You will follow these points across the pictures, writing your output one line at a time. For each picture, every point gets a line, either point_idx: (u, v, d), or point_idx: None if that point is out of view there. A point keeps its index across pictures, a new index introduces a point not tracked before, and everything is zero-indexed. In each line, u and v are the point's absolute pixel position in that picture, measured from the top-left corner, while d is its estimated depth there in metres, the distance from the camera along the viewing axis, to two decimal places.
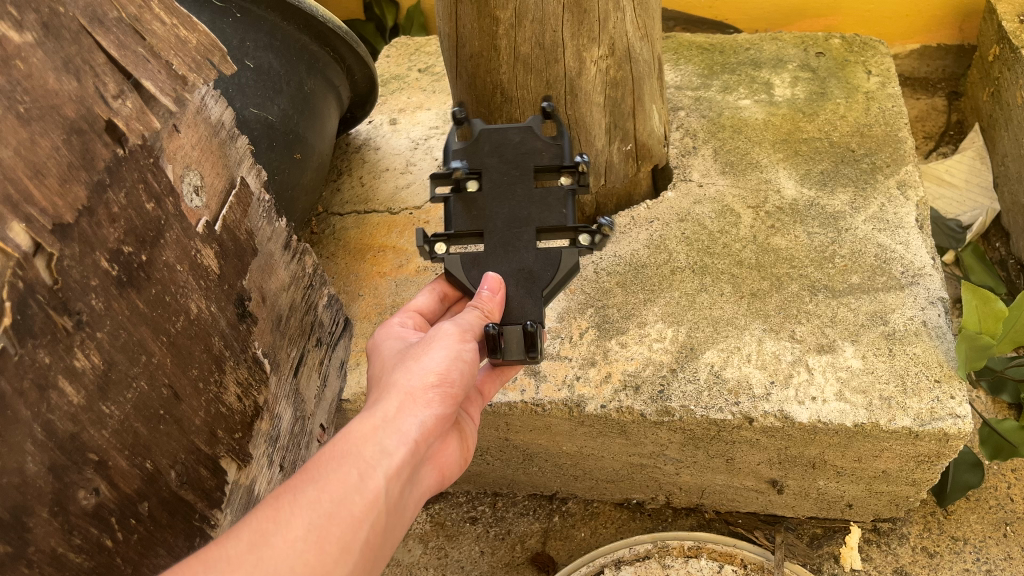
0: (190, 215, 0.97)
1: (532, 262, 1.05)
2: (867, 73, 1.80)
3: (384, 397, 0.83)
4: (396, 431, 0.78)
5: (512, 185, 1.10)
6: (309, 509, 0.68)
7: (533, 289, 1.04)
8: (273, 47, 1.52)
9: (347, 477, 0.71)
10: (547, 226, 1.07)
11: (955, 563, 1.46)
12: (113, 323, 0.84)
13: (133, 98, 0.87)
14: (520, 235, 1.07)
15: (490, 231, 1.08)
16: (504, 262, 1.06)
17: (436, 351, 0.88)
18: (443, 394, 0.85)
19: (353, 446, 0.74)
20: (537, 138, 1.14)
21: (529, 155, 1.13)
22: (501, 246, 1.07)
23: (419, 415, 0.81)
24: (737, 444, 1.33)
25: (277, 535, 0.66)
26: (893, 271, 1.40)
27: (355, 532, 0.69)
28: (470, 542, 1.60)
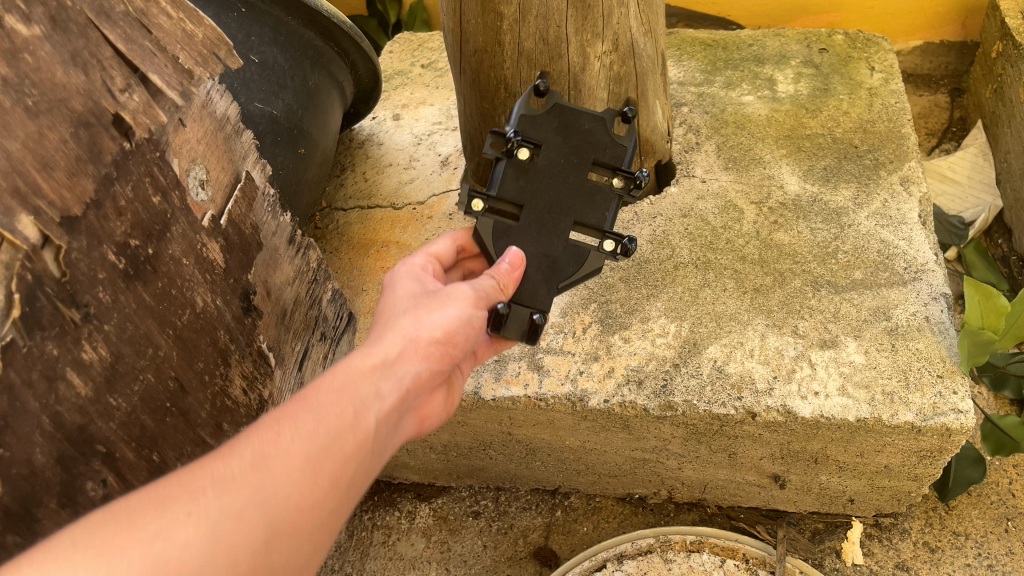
0: (195, 209, 0.98)
1: (558, 253, 1.03)
2: (870, 69, 1.80)
3: (386, 335, 0.79)
4: (394, 377, 0.74)
5: (563, 173, 1.04)
6: (306, 438, 0.65)
7: (551, 279, 1.03)
8: (278, 42, 1.52)
9: (345, 412, 0.68)
10: (585, 222, 1.04)
11: (956, 558, 1.47)
12: (121, 316, 0.85)
13: (140, 92, 0.87)
14: (557, 225, 1.03)
15: (529, 209, 1.03)
16: (532, 241, 1.03)
17: (449, 308, 0.84)
18: (446, 347, 0.81)
19: (352, 383, 0.71)
20: (607, 132, 1.05)
21: (591, 146, 1.05)
22: (535, 227, 1.03)
23: (419, 363, 0.78)
24: (739, 438, 1.34)
25: (274, 462, 0.62)
26: (896, 266, 1.41)
27: (346, 469, 0.66)
28: (474, 535, 1.61)
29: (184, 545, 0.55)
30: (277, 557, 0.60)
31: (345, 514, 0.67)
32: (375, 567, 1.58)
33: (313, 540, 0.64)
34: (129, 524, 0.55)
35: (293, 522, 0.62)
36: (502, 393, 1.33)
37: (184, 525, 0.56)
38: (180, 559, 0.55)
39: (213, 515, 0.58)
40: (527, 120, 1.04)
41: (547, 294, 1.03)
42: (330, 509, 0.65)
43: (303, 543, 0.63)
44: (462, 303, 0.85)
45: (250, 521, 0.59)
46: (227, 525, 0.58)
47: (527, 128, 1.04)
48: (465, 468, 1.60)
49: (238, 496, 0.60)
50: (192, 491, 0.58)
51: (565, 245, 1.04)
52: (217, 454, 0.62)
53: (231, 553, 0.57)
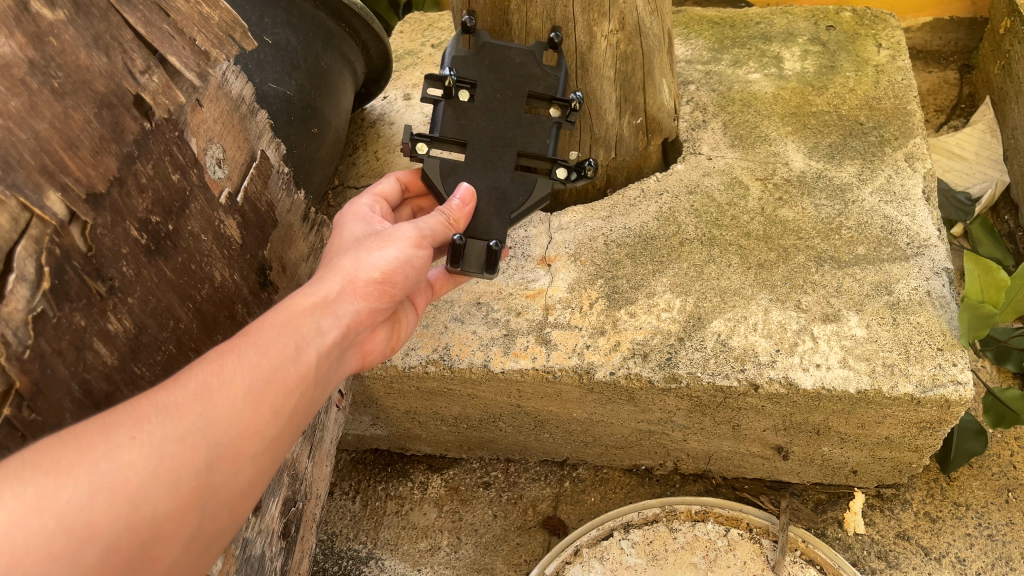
0: (212, 186, 1.01)
1: (506, 183, 1.11)
2: (878, 46, 1.81)
3: (328, 275, 0.89)
4: (332, 314, 0.85)
5: (500, 107, 1.12)
6: (248, 371, 0.74)
7: (502, 211, 1.11)
8: (290, 23, 1.55)
9: (285, 347, 0.78)
10: (528, 150, 1.12)
11: (956, 528, 1.50)
12: (144, 289, 0.88)
13: (159, 73, 0.90)
14: (499, 153, 1.12)
15: (473, 144, 1.11)
16: (481, 174, 1.11)
17: (389, 249, 0.93)
18: (382, 287, 0.91)
19: (293, 320, 0.81)
20: (538, 65, 1.14)
21: (526, 80, 1.13)
22: (480, 160, 1.11)
23: (354, 302, 0.88)
24: (743, 410, 1.37)
25: (219, 390, 0.72)
26: (899, 242, 1.43)
27: (287, 398, 0.77)
28: (484, 506, 1.65)
29: (134, 464, 0.64)
30: (220, 472, 0.71)
31: (285, 437, 0.78)
32: (388, 536, 1.63)
33: (256, 461, 0.74)
34: (81, 447, 0.63)
35: (237, 444, 0.72)
36: (510, 365, 1.37)
37: (132, 447, 0.65)
38: (125, 477, 0.64)
39: (160, 438, 0.67)
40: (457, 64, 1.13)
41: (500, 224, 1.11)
42: (270, 435, 0.75)
43: (245, 464, 0.73)
44: (403, 242, 0.94)
45: (194, 445, 0.69)
46: (172, 446, 0.67)
47: (460, 69, 1.12)
48: (475, 439, 1.64)
49: (184, 423, 0.69)
50: (139, 417, 0.67)
51: (511, 173, 1.12)
52: (166, 385, 0.70)
53: (176, 471, 0.67)
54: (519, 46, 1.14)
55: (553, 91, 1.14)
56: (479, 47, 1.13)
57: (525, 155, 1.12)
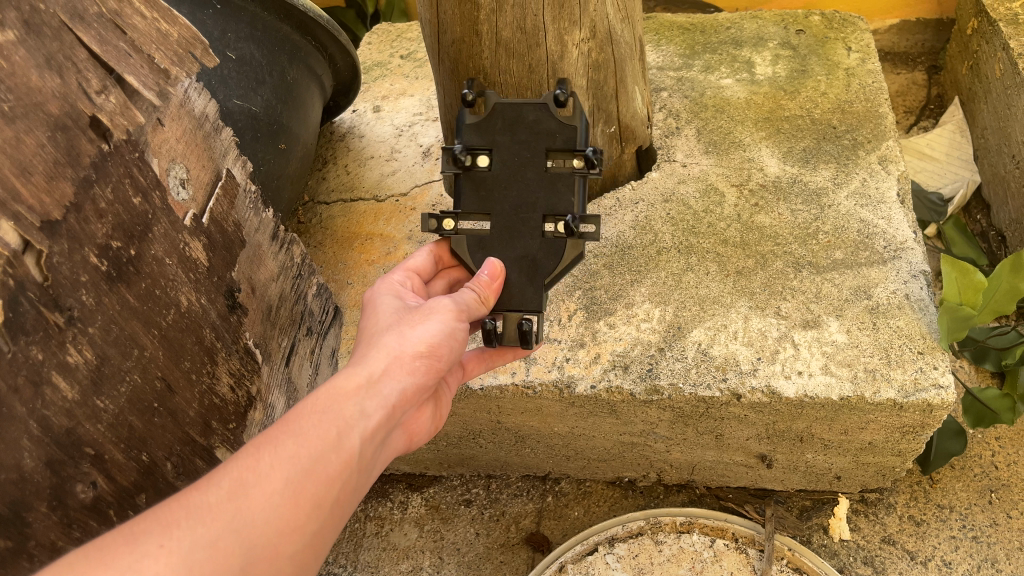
0: (176, 208, 0.98)
1: (535, 250, 1.06)
2: (847, 49, 1.81)
3: (370, 352, 0.85)
4: (376, 394, 0.80)
5: (518, 169, 1.08)
6: (286, 463, 0.70)
7: (534, 277, 1.06)
8: (254, 37, 1.51)
9: (326, 434, 0.73)
10: (554, 210, 1.06)
11: (941, 530, 1.49)
12: (105, 318, 0.85)
13: (116, 93, 0.87)
14: (529, 218, 1.07)
15: (497, 214, 1.07)
16: (503, 248, 1.07)
17: (430, 323, 0.89)
18: (429, 363, 0.87)
19: (335, 402, 0.76)
20: (551, 117, 1.08)
21: (541, 137, 1.08)
22: (505, 231, 1.07)
23: (400, 380, 0.83)
24: (726, 420, 1.35)
25: (255, 486, 0.68)
26: (876, 245, 1.42)
27: (329, 488, 0.72)
28: (466, 524, 1.62)
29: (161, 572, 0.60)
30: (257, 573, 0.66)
31: (328, 530, 0.73)
32: (368, 558, 1.59)
33: (296, 559, 0.69)
34: (105, 561, 0.60)
35: (274, 541, 0.67)
36: (490, 381, 1.34)
37: (160, 555, 0.61)
38: None
39: (191, 545, 0.63)
40: (472, 131, 1.09)
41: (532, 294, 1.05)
42: (311, 529, 0.70)
43: (282, 563, 0.68)
44: (444, 316, 0.91)
45: (226, 547, 0.64)
46: (204, 551, 0.63)
47: (472, 136, 1.09)
48: (455, 457, 1.61)
49: (216, 524, 0.65)
50: (167, 524, 0.63)
51: (536, 240, 1.06)
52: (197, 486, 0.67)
53: None
54: (532, 101, 1.09)
55: (571, 144, 1.07)
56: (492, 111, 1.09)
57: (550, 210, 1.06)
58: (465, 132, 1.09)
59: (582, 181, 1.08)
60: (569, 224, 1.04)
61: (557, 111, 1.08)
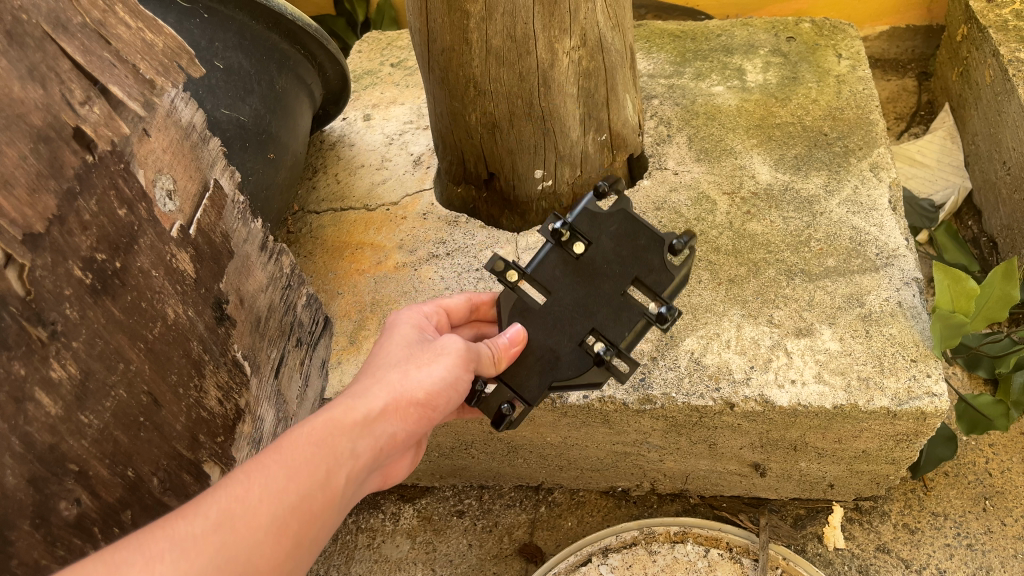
0: (163, 220, 0.97)
1: (564, 351, 1.06)
2: (838, 56, 1.81)
3: (371, 385, 0.84)
4: (370, 434, 0.79)
5: (597, 276, 1.06)
6: (274, 499, 0.69)
7: (546, 374, 1.06)
8: (242, 46, 1.49)
9: (316, 473, 0.73)
10: (605, 328, 1.04)
11: (936, 539, 1.49)
12: (89, 332, 0.84)
13: (100, 104, 0.86)
14: (578, 319, 1.06)
15: (558, 300, 1.07)
16: (539, 330, 1.07)
17: (436, 366, 0.88)
18: (426, 408, 0.86)
19: (330, 439, 0.76)
20: (659, 257, 1.03)
21: (637, 261, 1.04)
22: (553, 318, 1.07)
23: (395, 423, 0.82)
24: (719, 429, 1.34)
25: (241, 520, 0.67)
26: (868, 253, 1.42)
27: (309, 527, 0.72)
28: (458, 535, 1.61)
29: None
30: None
31: (299, 567, 0.73)
32: (359, 571, 1.58)
33: None
34: None
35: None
36: None
37: None
38: None
39: None
40: (581, 221, 1.06)
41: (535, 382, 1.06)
42: (286, 567, 0.70)
43: None
44: (450, 362, 0.89)
45: None
46: None
47: (581, 220, 1.06)
48: (447, 468, 1.60)
49: (200, 557, 0.64)
50: (151, 552, 0.62)
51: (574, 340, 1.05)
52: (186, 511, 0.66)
53: None
54: (653, 230, 1.04)
55: (658, 291, 1.02)
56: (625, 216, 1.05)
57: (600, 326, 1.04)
58: (576, 216, 1.06)
59: (645, 325, 1.03)
60: (603, 354, 1.02)
61: (670, 254, 1.02)
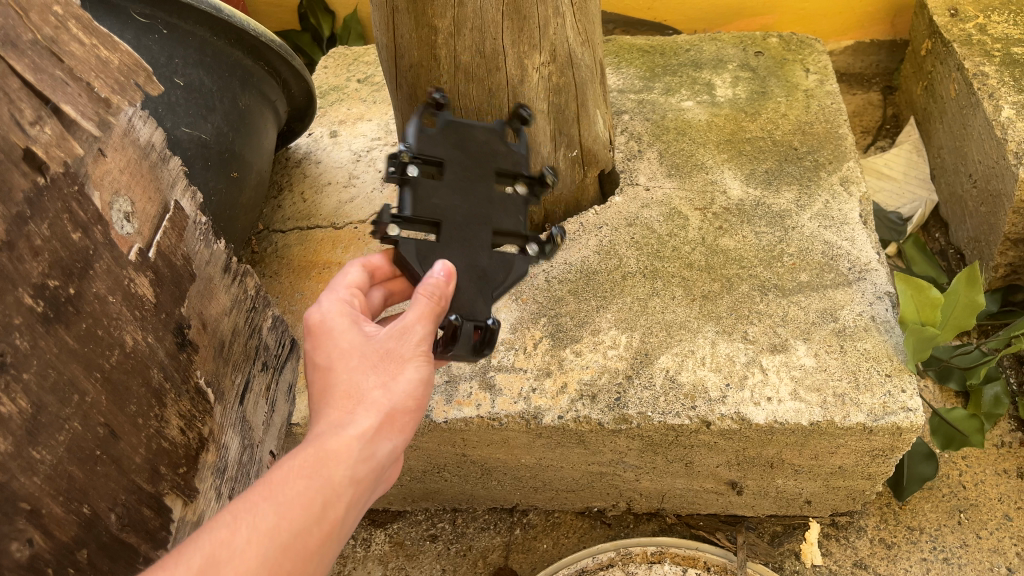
0: (121, 243, 0.93)
1: (485, 262, 1.03)
2: (805, 71, 1.81)
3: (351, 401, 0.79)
4: (365, 455, 0.76)
5: (472, 189, 1.06)
6: (265, 539, 0.67)
7: (484, 289, 1.02)
8: (204, 63, 1.46)
9: (309, 507, 0.71)
10: (502, 227, 1.06)
11: (912, 553, 1.48)
12: (41, 362, 0.80)
13: (52, 124, 0.82)
14: (489, 256, 1.04)
15: (447, 221, 1.03)
16: (459, 253, 1.02)
17: (411, 367, 0.83)
18: (414, 414, 0.82)
19: (320, 468, 0.73)
20: (500, 142, 1.11)
21: (491, 157, 1.10)
22: (457, 239, 1.03)
23: (390, 437, 0.79)
24: (695, 447, 1.32)
25: (229, 565, 0.65)
26: (840, 267, 1.41)
27: (307, 561, 0.70)
28: (431, 560, 1.57)
29: None
30: None
31: None
32: None
33: None
34: None
35: None
36: (454, 414, 1.30)
37: None
38: None
39: None
40: (447, 133, 1.09)
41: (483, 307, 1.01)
42: None
43: None
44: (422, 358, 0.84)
45: None
46: None
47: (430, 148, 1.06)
48: (419, 491, 1.56)
49: None
50: None
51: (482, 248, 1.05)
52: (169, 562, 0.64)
53: None
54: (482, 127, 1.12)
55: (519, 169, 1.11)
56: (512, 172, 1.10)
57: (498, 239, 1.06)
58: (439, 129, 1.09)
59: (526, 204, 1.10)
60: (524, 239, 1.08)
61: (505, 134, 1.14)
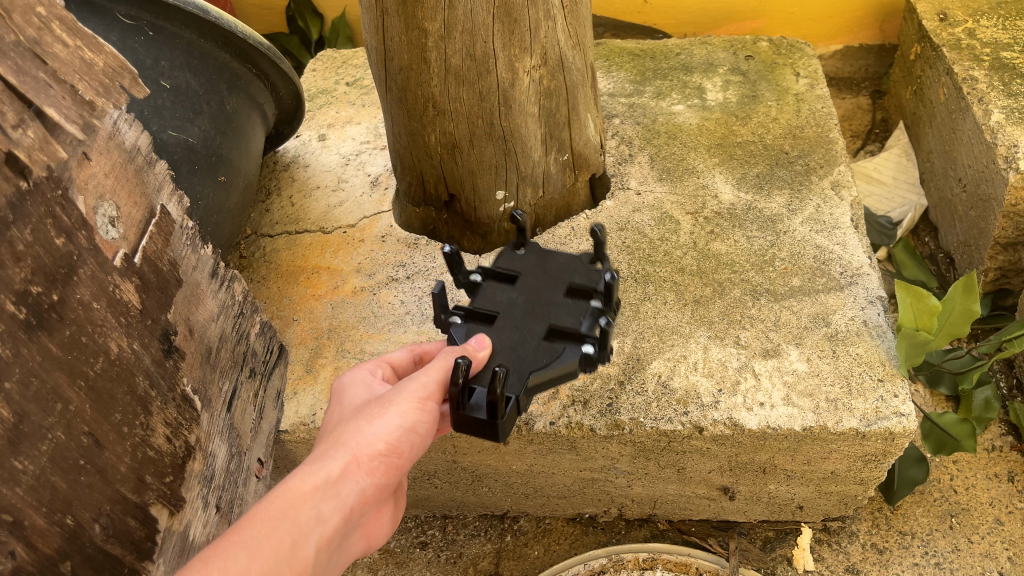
0: (105, 248, 0.91)
1: (530, 350, 0.96)
2: (796, 75, 1.81)
3: (330, 450, 0.81)
4: (335, 495, 0.78)
5: (539, 296, 1.03)
6: None
7: (521, 370, 0.93)
8: (190, 65, 1.44)
9: (278, 547, 0.72)
10: (560, 324, 0.98)
11: (905, 558, 1.47)
12: (23, 370, 0.78)
13: (35, 127, 0.80)
14: (533, 349, 0.96)
15: (504, 314, 1.01)
16: (505, 339, 0.97)
17: (392, 413, 0.84)
18: (391, 458, 0.83)
19: (289, 509, 0.74)
20: (583, 264, 1.06)
21: (569, 277, 1.04)
22: (509, 328, 0.99)
23: (360, 479, 0.80)
24: (687, 453, 1.31)
25: None
26: (832, 271, 1.41)
27: None
28: (422, 567, 1.54)
29: None
30: None
31: None
32: None
33: None
34: None
35: None
36: None
37: None
38: None
39: None
40: (533, 256, 1.09)
41: (516, 383, 0.92)
42: None
43: None
44: (407, 405, 0.85)
45: None
46: None
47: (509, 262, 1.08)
48: (409, 498, 1.55)
49: None
50: None
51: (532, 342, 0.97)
52: None
53: None
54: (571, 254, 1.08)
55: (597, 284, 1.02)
56: (587, 284, 1.02)
57: (554, 338, 0.98)
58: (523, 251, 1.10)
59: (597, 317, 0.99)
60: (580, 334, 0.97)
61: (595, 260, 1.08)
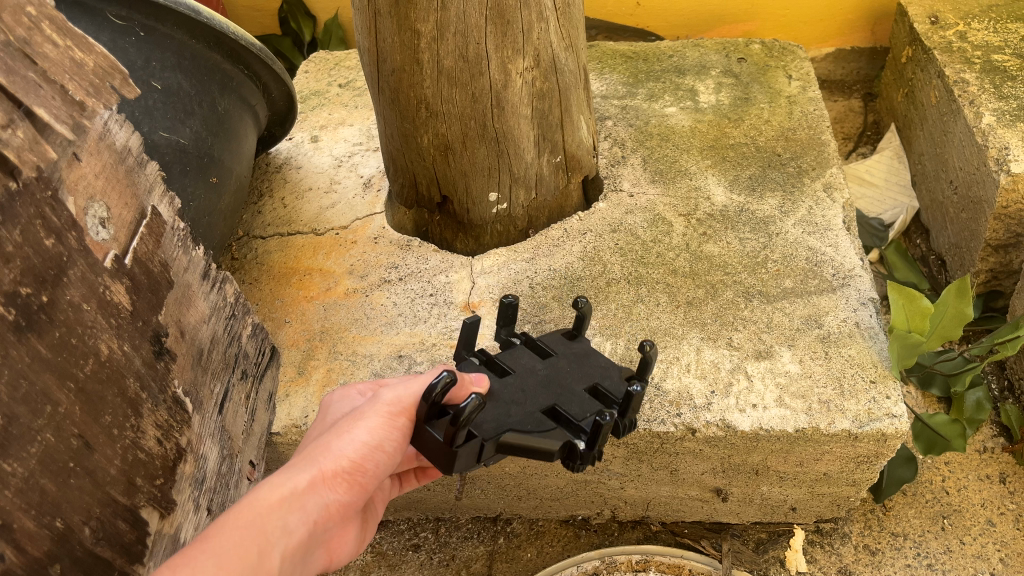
0: (96, 249, 0.91)
1: (521, 413, 0.93)
2: (788, 77, 1.82)
3: (297, 463, 0.84)
4: (300, 508, 0.80)
5: (563, 381, 0.99)
6: None
7: (501, 421, 0.91)
8: (182, 66, 1.44)
9: (243, 556, 0.74)
10: (565, 410, 0.95)
11: (897, 559, 1.47)
12: (12, 372, 0.77)
13: (25, 128, 0.80)
14: (527, 416, 0.93)
15: (518, 375, 0.99)
16: (504, 392, 0.96)
17: (359, 428, 0.87)
18: (355, 473, 0.86)
19: (256, 518, 0.77)
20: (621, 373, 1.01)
21: (601, 376, 1.01)
22: (515, 388, 0.97)
23: (323, 493, 0.83)
24: (680, 455, 1.31)
25: None
26: (825, 273, 1.41)
27: None
28: (414, 570, 1.54)
29: None
30: None
31: None
32: None
33: None
34: None
35: None
36: None
37: None
38: None
39: None
40: (576, 346, 1.06)
41: (490, 431, 0.90)
42: None
43: None
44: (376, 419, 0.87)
45: None
46: None
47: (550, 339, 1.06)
48: (402, 501, 1.54)
49: None
50: None
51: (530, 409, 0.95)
52: None
53: None
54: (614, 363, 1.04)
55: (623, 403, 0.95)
56: (612, 392, 0.98)
57: (551, 419, 0.94)
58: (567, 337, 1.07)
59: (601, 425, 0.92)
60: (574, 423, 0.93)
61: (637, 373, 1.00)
